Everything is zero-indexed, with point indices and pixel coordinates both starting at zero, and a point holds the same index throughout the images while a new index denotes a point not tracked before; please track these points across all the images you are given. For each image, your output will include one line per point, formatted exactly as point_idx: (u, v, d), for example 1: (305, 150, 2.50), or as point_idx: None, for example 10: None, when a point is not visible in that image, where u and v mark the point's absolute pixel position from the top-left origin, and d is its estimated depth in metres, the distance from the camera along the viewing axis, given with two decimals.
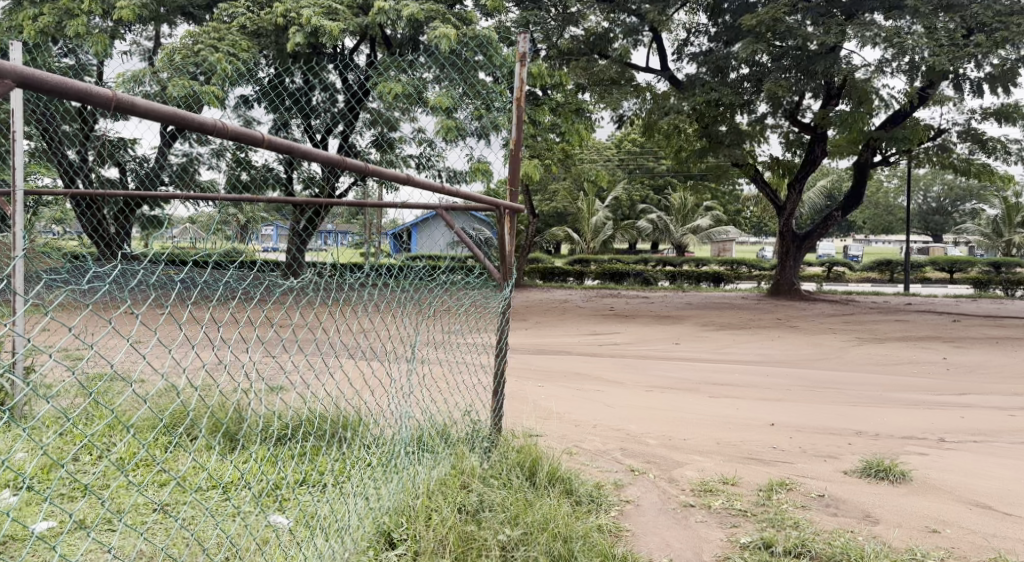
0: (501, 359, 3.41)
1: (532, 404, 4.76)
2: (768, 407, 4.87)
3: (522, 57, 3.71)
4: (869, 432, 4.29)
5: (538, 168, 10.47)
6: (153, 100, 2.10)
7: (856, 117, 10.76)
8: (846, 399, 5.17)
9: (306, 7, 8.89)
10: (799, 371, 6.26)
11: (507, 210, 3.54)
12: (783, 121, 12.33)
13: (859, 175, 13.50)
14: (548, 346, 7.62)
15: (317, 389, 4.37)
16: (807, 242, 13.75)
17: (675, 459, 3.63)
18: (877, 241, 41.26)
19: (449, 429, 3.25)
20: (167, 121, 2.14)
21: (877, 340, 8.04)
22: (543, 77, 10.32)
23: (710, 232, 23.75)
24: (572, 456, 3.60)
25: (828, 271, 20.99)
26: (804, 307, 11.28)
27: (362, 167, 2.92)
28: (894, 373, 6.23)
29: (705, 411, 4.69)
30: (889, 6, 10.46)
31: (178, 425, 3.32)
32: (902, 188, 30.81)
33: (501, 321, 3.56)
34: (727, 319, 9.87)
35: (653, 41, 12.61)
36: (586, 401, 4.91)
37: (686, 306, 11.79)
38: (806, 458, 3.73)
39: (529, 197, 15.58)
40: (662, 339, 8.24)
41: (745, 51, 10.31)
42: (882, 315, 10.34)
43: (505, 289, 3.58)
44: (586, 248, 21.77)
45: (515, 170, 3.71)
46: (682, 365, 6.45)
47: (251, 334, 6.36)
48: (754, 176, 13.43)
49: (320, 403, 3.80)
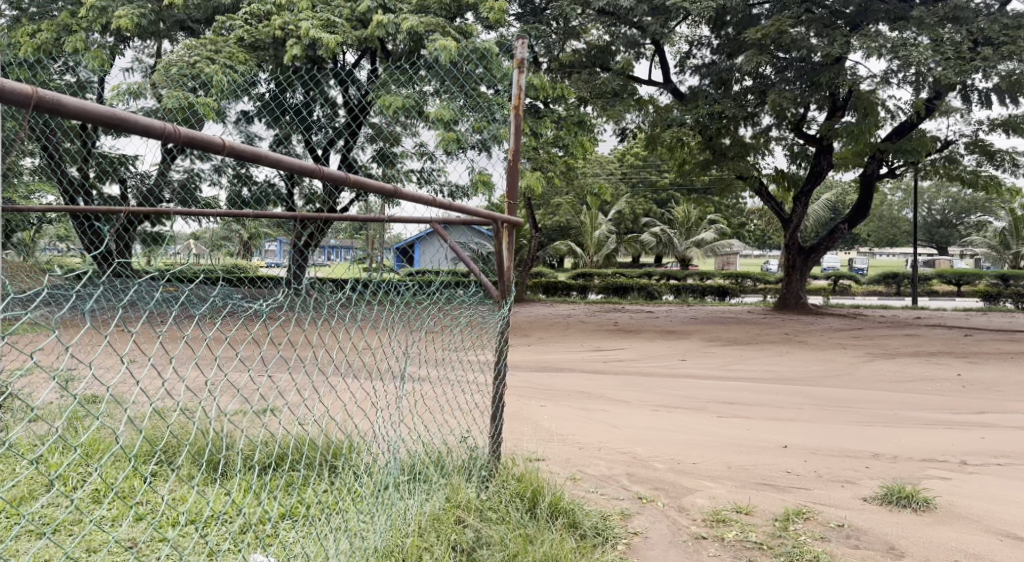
0: (499, 381, 3.24)
1: (535, 425, 4.59)
2: (780, 427, 4.70)
3: (520, 65, 3.55)
4: (886, 454, 4.12)
5: (541, 182, 10.33)
6: (87, 101, 2.07)
7: (862, 129, 10.61)
8: (861, 418, 4.99)
9: (304, 21, 8.80)
10: (810, 388, 6.08)
11: (506, 225, 3.38)
12: (788, 133, 12.18)
13: (865, 187, 13.34)
14: (551, 363, 7.45)
15: (309, 413, 4.25)
16: (813, 255, 13.50)
17: (685, 486, 3.45)
18: (882, 254, 41.12)
19: (444, 457, 3.10)
20: (103, 122, 2.10)
21: (888, 355, 7.85)
22: (545, 89, 10.20)
23: (714, 246, 23.56)
24: (576, 483, 3.42)
25: (834, 284, 20.79)
26: (812, 322, 11.10)
27: (345, 179, 2.77)
28: (909, 390, 6.06)
29: (714, 432, 4.51)
30: (895, 16, 10.31)
31: (161, 454, 3.21)
32: (906, 201, 30.70)
33: (499, 341, 3.39)
34: (733, 334, 9.70)
35: (655, 54, 12.50)
36: (591, 422, 4.74)
37: (691, 320, 11.61)
38: (822, 484, 3.56)
39: (532, 211, 15.45)
40: (667, 355, 8.06)
41: (750, 64, 10.19)
42: (891, 330, 10.16)
43: (503, 307, 3.41)
44: (589, 262, 21.60)
45: (514, 183, 3.55)
46: (689, 383, 6.28)
47: (248, 355, 6.24)
48: (759, 189, 13.29)
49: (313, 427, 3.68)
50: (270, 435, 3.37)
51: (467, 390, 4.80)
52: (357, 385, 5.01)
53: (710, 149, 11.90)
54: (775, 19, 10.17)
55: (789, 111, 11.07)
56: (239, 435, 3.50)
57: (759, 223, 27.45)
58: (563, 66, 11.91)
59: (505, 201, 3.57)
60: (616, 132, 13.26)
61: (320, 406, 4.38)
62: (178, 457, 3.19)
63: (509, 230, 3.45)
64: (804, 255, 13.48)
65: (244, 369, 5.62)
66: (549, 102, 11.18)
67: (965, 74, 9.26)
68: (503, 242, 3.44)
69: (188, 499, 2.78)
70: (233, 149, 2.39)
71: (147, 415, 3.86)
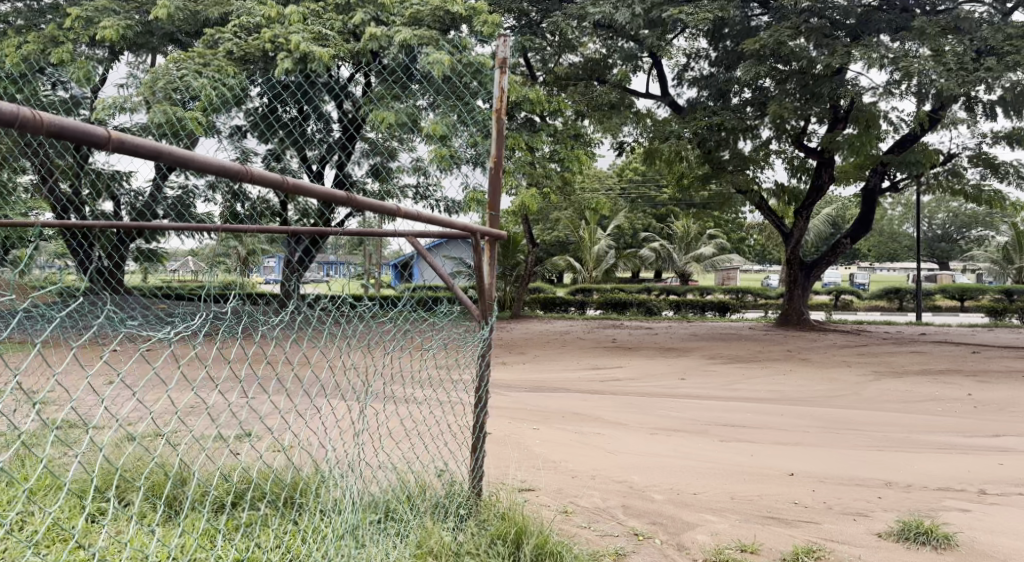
0: (480, 408, 3.00)
1: (525, 451, 4.33)
2: (786, 453, 4.43)
3: (502, 65, 3.33)
4: (900, 483, 3.87)
5: (536, 196, 10.11)
6: None
7: (865, 140, 10.44)
8: (870, 442, 4.74)
9: (294, 34, 8.58)
10: (815, 409, 5.83)
11: (489, 237, 3.13)
12: (789, 145, 11.94)
13: (867, 200, 13.11)
14: (546, 382, 7.19)
15: (289, 435, 4.07)
16: (814, 270, 13.25)
17: (685, 520, 3.20)
18: (882, 268, 40.93)
19: (421, 491, 2.88)
20: None
21: (895, 374, 7.60)
22: (540, 102, 10.01)
23: (714, 261, 23.38)
24: (567, 517, 3.16)
25: (836, 299, 20.54)
26: (815, 338, 10.84)
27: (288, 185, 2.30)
28: (919, 411, 5.80)
29: (716, 458, 4.26)
30: (897, 27, 10.16)
31: (123, 491, 3.04)
32: (907, 216, 30.56)
33: (480, 365, 3.14)
34: (735, 350, 9.44)
35: (653, 67, 12.35)
36: (584, 447, 4.48)
37: (690, 337, 11.35)
38: (832, 518, 3.31)
39: (529, 225, 15.25)
40: (667, 373, 7.81)
41: (747, 75, 10.00)
42: (896, 347, 9.89)
43: (483, 328, 3.15)
44: (588, 277, 21.41)
45: (497, 190, 3.31)
46: (689, 403, 6.02)
47: (233, 372, 6.06)
48: (760, 203, 13.06)
49: (287, 456, 3.49)
50: (236, 464, 3.17)
51: (453, 412, 4.59)
52: (341, 403, 4.81)
53: (709, 162, 11.69)
54: (775, 30, 9.94)
55: (789, 124, 10.89)
56: (207, 467, 3.31)
57: (759, 237, 27.26)
58: (558, 80, 11.72)
59: (487, 212, 3.33)
60: (614, 145, 13.08)
61: (300, 429, 4.18)
62: (134, 493, 3.01)
63: (492, 244, 3.20)
64: (805, 271, 13.23)
65: (227, 390, 5.43)
66: (544, 116, 11.01)
67: (968, 86, 9.04)
68: (483, 255, 3.20)
69: (140, 541, 2.58)
70: (121, 144, 1.85)
71: (117, 444, 3.70)
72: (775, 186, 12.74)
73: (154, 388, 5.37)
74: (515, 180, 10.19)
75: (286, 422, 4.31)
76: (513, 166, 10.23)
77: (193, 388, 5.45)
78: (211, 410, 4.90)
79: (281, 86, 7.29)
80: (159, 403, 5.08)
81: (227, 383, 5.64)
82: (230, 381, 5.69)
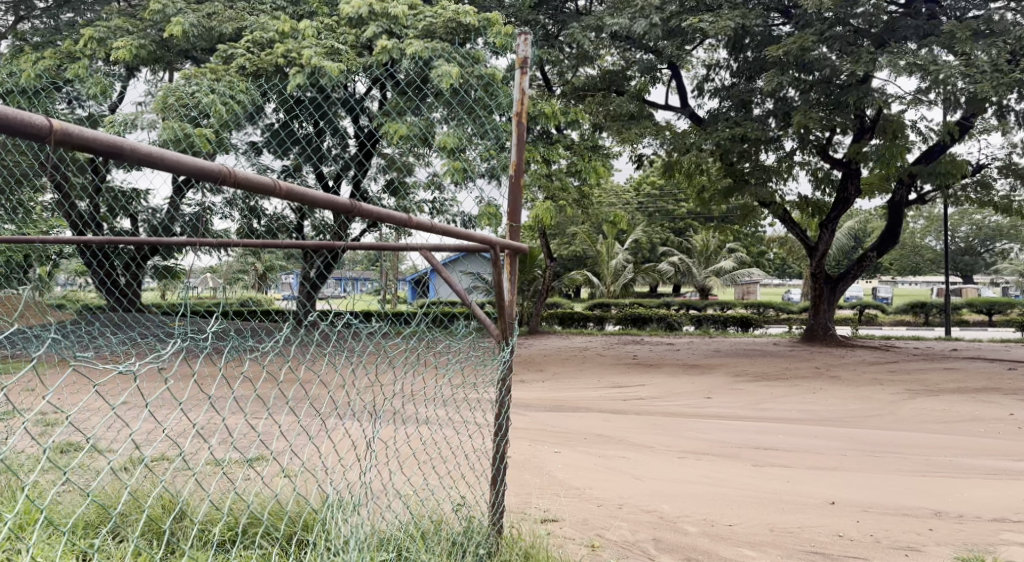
0: (500, 439, 2.80)
1: (547, 476, 4.11)
2: (824, 480, 4.18)
3: (524, 64, 3.12)
4: (950, 513, 3.61)
5: (552, 209, 9.89)
6: None
7: (893, 151, 10.10)
8: (913, 469, 4.47)
9: (307, 48, 8.44)
10: (851, 431, 5.55)
11: (510, 250, 2.91)
12: (813, 157, 11.65)
13: (894, 214, 12.80)
14: (567, 401, 6.95)
15: (304, 464, 3.91)
16: (840, 284, 12.96)
17: (722, 556, 2.97)
18: (904, 283, 40.41)
19: (435, 530, 2.68)
20: None
21: (931, 392, 7.30)
22: (555, 116, 9.80)
23: (734, 275, 23.01)
24: (594, 552, 2.93)
25: (860, 314, 20.13)
26: (842, 355, 10.53)
27: (272, 186, 2.15)
28: (961, 432, 5.52)
29: (750, 486, 4.02)
30: (924, 33, 9.91)
31: (124, 522, 2.90)
32: (929, 228, 30.12)
33: (500, 390, 2.91)
34: (761, 368, 9.15)
35: (672, 79, 12.17)
36: (609, 472, 4.24)
37: (714, 353, 11.04)
38: (882, 553, 3.07)
39: (546, 240, 15.08)
40: (692, 391, 7.53)
41: (770, 85, 9.75)
42: (927, 363, 9.57)
43: (503, 351, 2.91)
44: (606, 291, 21.12)
45: (516, 202, 3.10)
46: (717, 424, 5.76)
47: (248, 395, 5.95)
48: (782, 216, 12.78)
49: (297, 487, 3.33)
50: (243, 499, 2.99)
51: (474, 438, 4.37)
52: (358, 428, 4.62)
53: (730, 174, 11.44)
54: (799, 35, 9.69)
55: (814, 135, 10.59)
56: (212, 498, 3.16)
57: (780, 252, 26.91)
58: (576, 90, 11.59)
59: (506, 223, 3.12)
60: (633, 158, 12.89)
61: (315, 456, 4.03)
62: (130, 527, 2.85)
63: (513, 257, 2.99)
64: (831, 285, 12.96)
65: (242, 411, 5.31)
66: (561, 128, 10.83)
67: (1001, 90, 8.77)
68: (503, 269, 3.00)
69: None
70: (67, 134, 1.71)
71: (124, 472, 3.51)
72: (797, 198, 12.49)
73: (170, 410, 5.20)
74: (532, 194, 9.97)
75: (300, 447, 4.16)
76: (529, 179, 10.05)
77: (209, 408, 5.35)
78: (224, 433, 4.78)
79: (301, 96, 7.13)
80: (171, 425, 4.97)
81: (239, 408, 5.45)
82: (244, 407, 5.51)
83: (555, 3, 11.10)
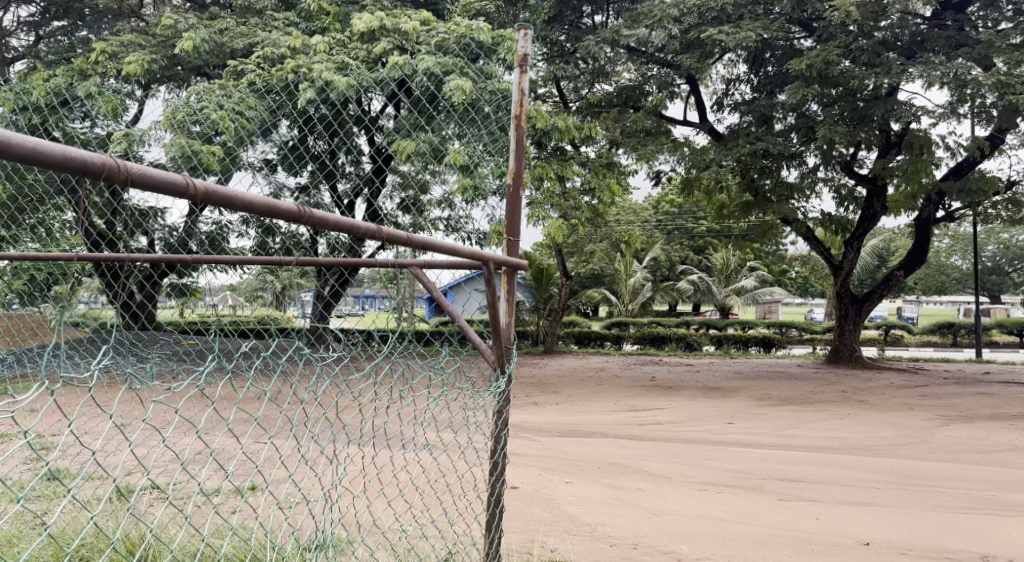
0: (496, 478, 2.64)
1: (557, 510, 3.83)
2: (857, 518, 3.90)
3: (523, 62, 2.88)
4: (999, 557, 3.35)
5: (565, 226, 9.62)
6: None
7: (918, 167, 9.78)
8: (954, 505, 4.18)
9: (317, 63, 8.25)
10: (883, 460, 5.24)
11: (509, 267, 2.67)
12: (837, 174, 11.35)
13: (921, 232, 12.45)
14: (580, 426, 6.65)
15: (301, 497, 3.73)
16: (865, 304, 12.57)
17: None
18: (928, 302, 39.77)
19: None
20: None
21: (966, 418, 6.97)
22: (569, 130, 9.56)
23: (755, 293, 22.20)
24: None
25: (885, 335, 19.65)
26: (869, 377, 10.14)
27: (181, 183, 1.65)
28: (1002, 463, 5.21)
29: (775, 523, 3.75)
30: (956, 44, 9.59)
31: None
32: (955, 248, 29.53)
33: (497, 422, 2.67)
34: (785, 391, 8.81)
35: (691, 94, 11.90)
36: (622, 505, 3.96)
37: (735, 375, 10.69)
38: None
39: (562, 257, 14.80)
40: (713, 416, 7.21)
41: (794, 99, 9.46)
42: (960, 387, 9.19)
43: (499, 379, 2.67)
44: (624, 310, 20.78)
45: (515, 214, 2.85)
46: (738, 453, 5.46)
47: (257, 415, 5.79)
48: (805, 234, 12.41)
49: (284, 533, 3.20)
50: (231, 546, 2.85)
51: (478, 469, 4.12)
52: (359, 455, 4.42)
53: (750, 191, 11.10)
54: (822, 48, 9.42)
55: (836, 151, 10.28)
56: (197, 543, 3.02)
57: (801, 270, 26.48)
58: (592, 106, 11.35)
59: (504, 237, 2.88)
60: (651, 175, 12.61)
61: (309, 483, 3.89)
62: None
63: (511, 275, 2.74)
64: (857, 305, 12.56)
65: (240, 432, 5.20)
66: (576, 144, 10.56)
67: None
68: (501, 289, 2.75)
69: None
70: None
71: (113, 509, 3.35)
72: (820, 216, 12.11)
73: (175, 433, 5.06)
74: (544, 212, 9.70)
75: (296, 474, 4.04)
76: (541, 197, 9.78)
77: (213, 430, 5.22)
78: (224, 459, 4.62)
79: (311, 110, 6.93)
80: (171, 449, 4.81)
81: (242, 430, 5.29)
82: (248, 428, 5.35)
83: (572, 18, 10.85)
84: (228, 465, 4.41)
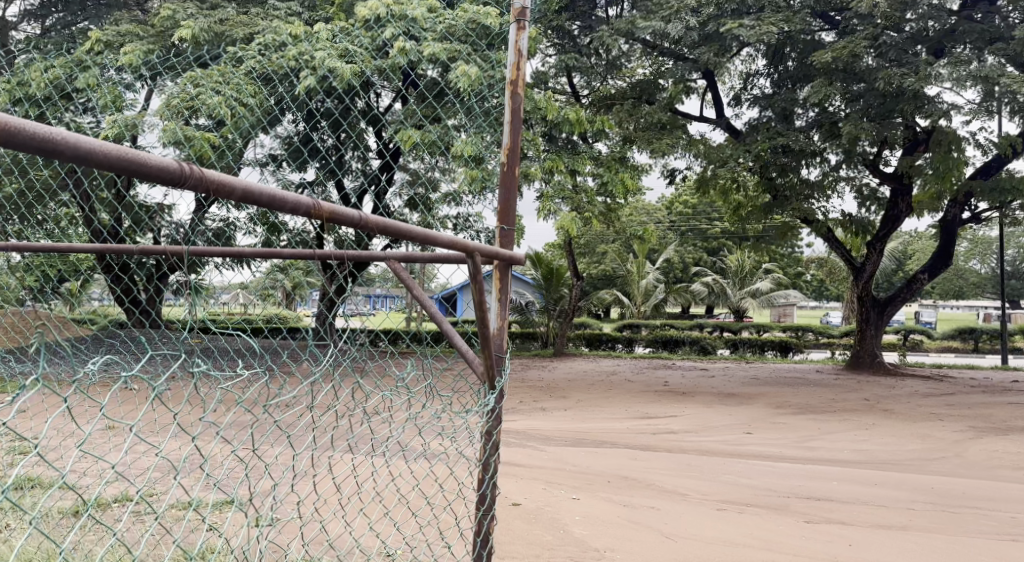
0: (484, 512, 2.38)
1: (562, 533, 3.47)
2: (893, 544, 3.52)
3: (520, 16, 2.63)
4: None
5: (574, 222, 9.23)
6: None
7: (951, 165, 9.36)
8: (998, 530, 3.79)
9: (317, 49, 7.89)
10: (915, 477, 4.85)
11: (502, 261, 2.35)
12: (859, 170, 10.93)
13: (946, 234, 12.01)
14: (589, 435, 6.28)
15: (281, 521, 3.47)
16: (887, 308, 12.16)
17: None
18: (946, 305, 39.22)
19: None
20: None
21: (999, 430, 6.56)
22: (581, 122, 9.18)
23: (771, 297, 21.65)
24: None
25: (905, 339, 19.17)
26: (893, 385, 9.71)
27: (42, 138, 1.38)
28: None
29: (802, 551, 3.38)
30: (989, 39, 9.17)
31: None
32: (974, 251, 28.93)
33: (486, 447, 2.36)
34: (805, 398, 8.42)
35: (707, 90, 11.53)
36: (636, 528, 3.60)
37: (752, 381, 10.26)
38: None
39: (572, 257, 14.42)
40: (731, 425, 6.83)
41: (816, 95, 9.05)
42: (991, 396, 8.76)
43: (487, 394, 2.35)
44: (636, 312, 20.39)
45: (509, 198, 2.57)
46: (759, 466, 5.08)
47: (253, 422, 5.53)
48: (825, 234, 12.00)
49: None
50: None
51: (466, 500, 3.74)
52: (349, 472, 4.13)
53: (769, 190, 10.71)
54: (848, 41, 9.02)
55: (859, 149, 9.85)
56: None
57: (818, 272, 26.01)
58: (603, 100, 11.03)
59: (497, 225, 2.61)
60: (665, 171, 12.20)
61: (296, 493, 3.74)
62: None
63: (504, 270, 2.41)
64: (878, 308, 12.14)
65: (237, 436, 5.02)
66: (588, 139, 10.19)
67: None
68: (492, 288, 2.43)
69: None
70: None
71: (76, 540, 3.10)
72: (840, 216, 11.70)
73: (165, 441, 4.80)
74: (554, 207, 9.34)
75: (286, 484, 3.88)
76: (551, 190, 9.44)
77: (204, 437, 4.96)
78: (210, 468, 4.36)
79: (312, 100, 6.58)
80: (155, 453, 4.57)
81: (236, 436, 5.05)
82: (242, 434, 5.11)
83: (584, 8, 10.55)
84: (211, 477, 4.16)
